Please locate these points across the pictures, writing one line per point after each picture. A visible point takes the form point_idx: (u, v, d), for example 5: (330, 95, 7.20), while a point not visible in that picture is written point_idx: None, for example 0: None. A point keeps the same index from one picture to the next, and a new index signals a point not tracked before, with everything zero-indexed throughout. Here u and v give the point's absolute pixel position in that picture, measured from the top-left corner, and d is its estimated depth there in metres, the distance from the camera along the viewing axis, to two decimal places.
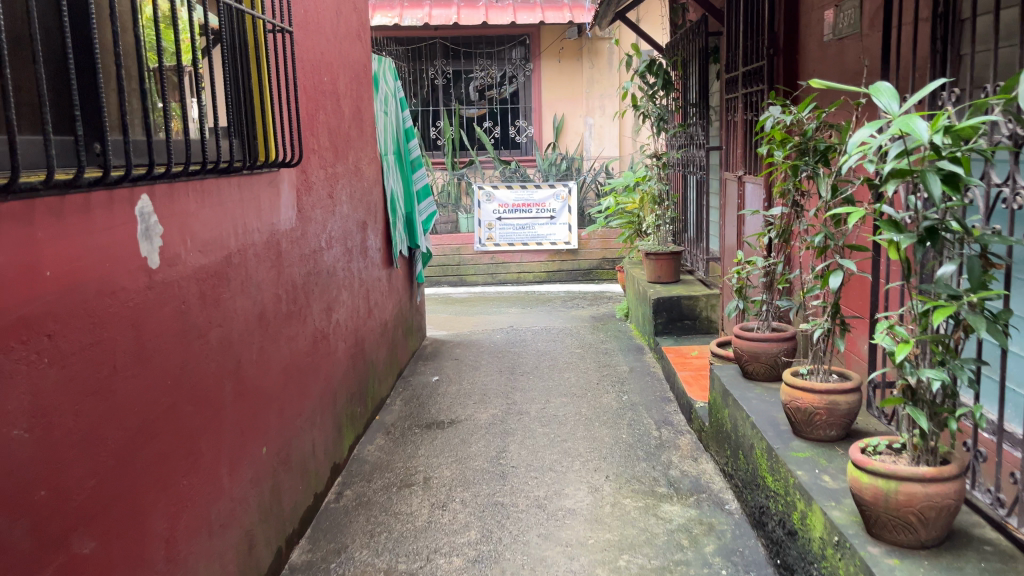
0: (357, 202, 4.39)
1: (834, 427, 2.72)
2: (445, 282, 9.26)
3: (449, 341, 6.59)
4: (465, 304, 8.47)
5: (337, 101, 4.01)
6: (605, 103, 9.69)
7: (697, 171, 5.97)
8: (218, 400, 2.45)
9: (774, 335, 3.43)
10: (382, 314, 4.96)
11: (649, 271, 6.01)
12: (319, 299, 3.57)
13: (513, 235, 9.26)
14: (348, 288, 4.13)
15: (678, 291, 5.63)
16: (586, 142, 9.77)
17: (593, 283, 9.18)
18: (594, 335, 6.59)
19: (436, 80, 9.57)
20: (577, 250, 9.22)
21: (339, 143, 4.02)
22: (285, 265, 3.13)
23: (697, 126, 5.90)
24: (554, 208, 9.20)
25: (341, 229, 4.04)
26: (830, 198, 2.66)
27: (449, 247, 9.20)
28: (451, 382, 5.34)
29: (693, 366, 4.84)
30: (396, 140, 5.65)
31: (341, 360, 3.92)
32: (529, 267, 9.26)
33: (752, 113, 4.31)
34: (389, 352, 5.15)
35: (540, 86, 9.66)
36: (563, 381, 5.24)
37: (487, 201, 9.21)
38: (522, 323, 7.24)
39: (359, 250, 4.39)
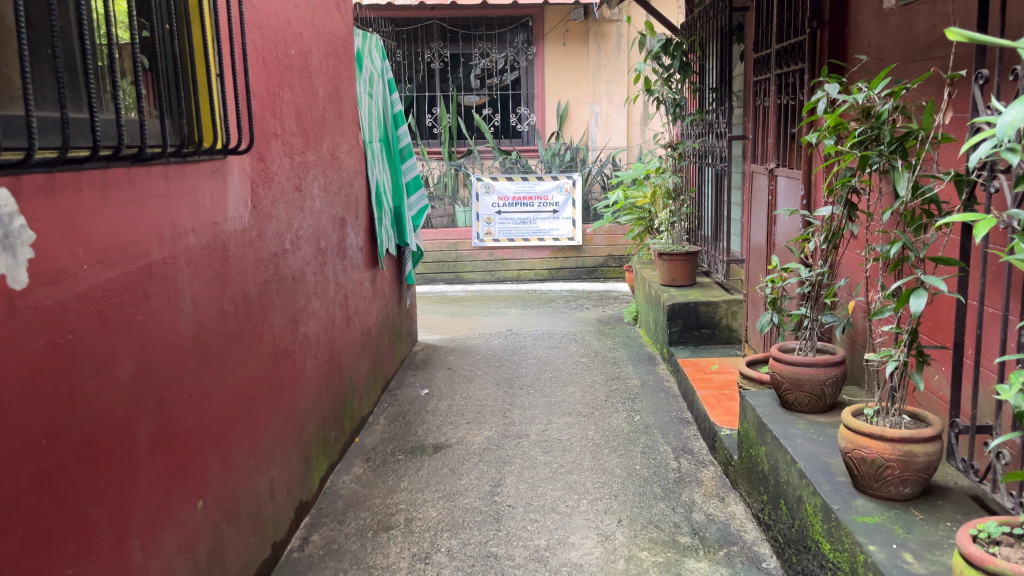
0: (334, 196, 3.85)
1: (909, 484, 2.18)
2: (441, 280, 8.72)
3: (441, 346, 6.05)
4: (461, 303, 7.93)
5: (309, 79, 3.47)
6: (612, 89, 9.12)
7: (715, 162, 5.41)
8: (129, 452, 1.91)
9: (821, 359, 2.88)
10: (365, 322, 4.42)
11: (662, 272, 5.47)
12: (280, 311, 3.04)
13: (513, 230, 8.71)
14: (320, 295, 3.59)
15: (695, 296, 5.08)
16: (591, 132, 9.19)
17: (598, 281, 8.63)
18: (600, 340, 6.05)
19: (433, 64, 9.00)
20: (581, 247, 8.67)
21: (311, 128, 3.48)
22: (233, 273, 2.59)
23: (716, 113, 5.33)
24: (558, 202, 8.65)
25: (313, 227, 3.50)
26: (910, 199, 2.10)
27: (445, 242, 8.67)
28: (441, 396, 4.80)
29: (714, 383, 4.28)
30: (383, 126, 5.10)
31: (309, 380, 3.38)
32: (530, 264, 8.72)
33: (789, 97, 3.75)
34: (373, 362, 4.61)
35: (543, 71, 9.05)
36: (568, 397, 4.69)
37: (486, 193, 8.65)
38: (523, 327, 6.70)
39: (335, 251, 3.85)
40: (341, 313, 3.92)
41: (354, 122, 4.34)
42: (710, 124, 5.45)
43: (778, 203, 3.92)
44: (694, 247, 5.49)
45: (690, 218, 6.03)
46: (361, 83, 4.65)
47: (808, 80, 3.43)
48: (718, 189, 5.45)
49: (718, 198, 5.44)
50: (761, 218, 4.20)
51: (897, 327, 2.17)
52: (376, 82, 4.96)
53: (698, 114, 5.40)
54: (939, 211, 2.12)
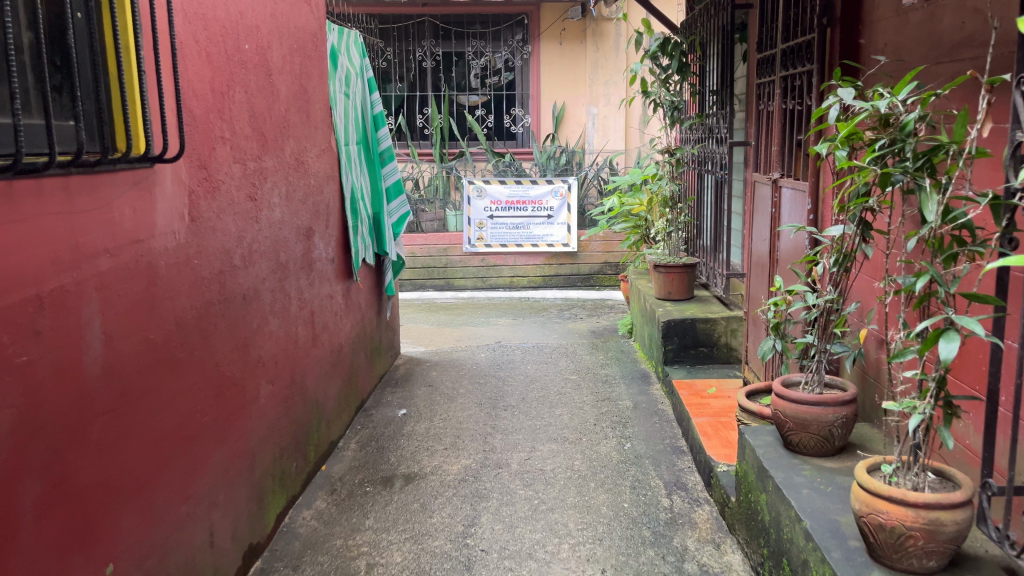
0: (298, 204, 3.54)
1: (934, 557, 1.86)
2: (430, 286, 8.41)
3: (425, 360, 5.75)
4: (450, 311, 7.63)
5: (268, 77, 3.17)
6: (610, 91, 8.73)
7: (714, 169, 5.09)
8: (8, 520, 1.60)
9: (831, 397, 2.57)
10: (335, 338, 4.11)
11: (658, 285, 5.15)
12: (226, 334, 2.73)
13: (506, 235, 8.40)
14: (279, 313, 3.28)
15: (692, 312, 4.77)
16: (588, 134, 8.84)
17: (594, 289, 8.32)
18: (592, 355, 5.73)
19: (424, 63, 8.67)
20: (576, 253, 8.37)
21: (270, 130, 3.17)
22: (163, 297, 2.28)
23: (717, 117, 5.02)
24: (552, 207, 8.33)
25: (271, 239, 3.20)
26: (938, 226, 1.78)
27: (435, 247, 8.36)
28: (419, 418, 4.48)
29: (711, 409, 3.96)
30: (361, 127, 4.78)
31: (265, 408, 3.07)
32: (523, 270, 8.41)
33: (795, 102, 3.44)
34: (346, 381, 4.30)
35: (539, 70, 8.75)
36: (554, 420, 4.37)
37: (478, 197, 8.34)
38: (512, 339, 6.39)
39: (299, 263, 3.54)
40: (305, 330, 3.61)
41: (326, 124, 4.03)
42: (710, 129, 5.14)
43: (783, 216, 3.60)
44: (692, 259, 5.18)
45: (688, 227, 5.71)
46: (336, 81, 4.34)
47: (818, 82, 3.11)
48: (718, 197, 5.15)
49: (718, 207, 5.12)
50: (764, 231, 3.88)
51: (922, 373, 1.85)
52: (353, 81, 4.64)
53: (696, 118, 5.09)
54: (974, 239, 1.81)
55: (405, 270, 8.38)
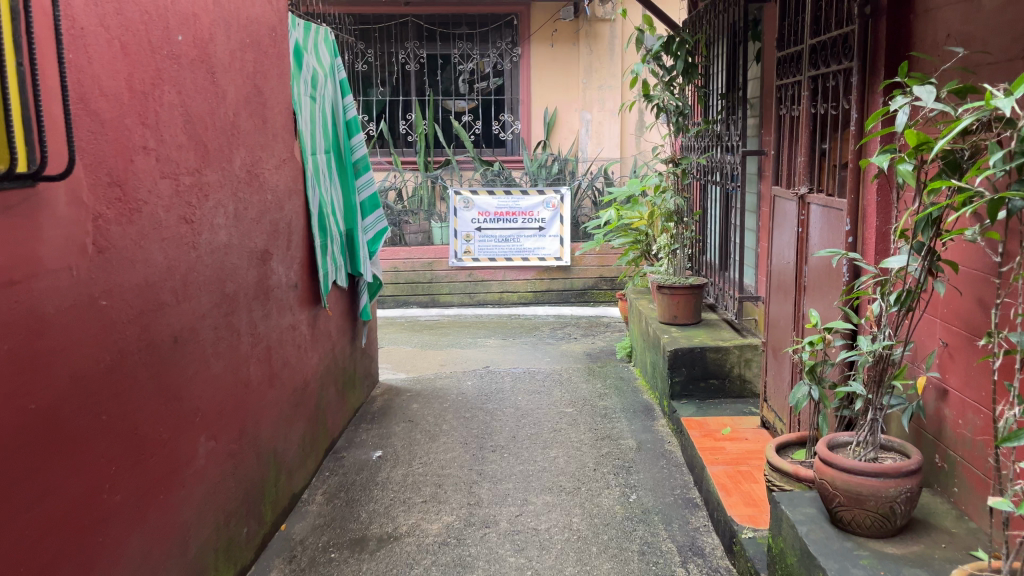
0: (252, 224, 3.05)
1: None
2: (414, 303, 7.92)
3: (406, 389, 5.25)
4: (436, 331, 7.14)
5: (211, 75, 2.68)
6: (604, 96, 8.31)
7: (723, 180, 4.61)
8: None
9: (892, 465, 2.08)
10: (299, 374, 3.62)
11: (661, 308, 4.68)
12: (149, 388, 2.23)
13: (494, 248, 7.91)
14: (225, 353, 2.79)
15: (700, 340, 4.30)
16: (581, 141, 8.36)
17: (588, 306, 7.86)
18: (589, 384, 5.25)
19: (408, 66, 8.18)
20: (569, 267, 7.90)
21: (213, 139, 2.69)
22: (46, 352, 1.77)
23: (726, 123, 4.55)
24: (544, 218, 7.86)
25: (215, 266, 2.71)
26: None
27: (420, 262, 7.86)
28: (396, 462, 3.98)
29: (727, 455, 3.48)
30: (332, 134, 4.31)
31: (205, 469, 2.57)
32: (513, 286, 7.94)
33: (827, 105, 2.98)
34: (313, 422, 3.80)
35: (529, 74, 8.27)
36: (549, 464, 3.88)
37: (465, 208, 7.85)
38: (501, 363, 5.90)
39: (252, 293, 3.05)
40: (259, 370, 3.12)
41: (288, 131, 3.54)
42: (717, 136, 4.66)
43: (811, 238, 3.13)
44: (699, 279, 4.71)
45: (693, 244, 5.25)
46: (301, 83, 3.86)
47: (858, 81, 2.64)
48: (728, 212, 4.67)
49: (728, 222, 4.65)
50: (788, 252, 3.41)
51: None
52: (321, 83, 4.17)
53: (703, 125, 4.62)
54: None
55: (387, 286, 7.88)
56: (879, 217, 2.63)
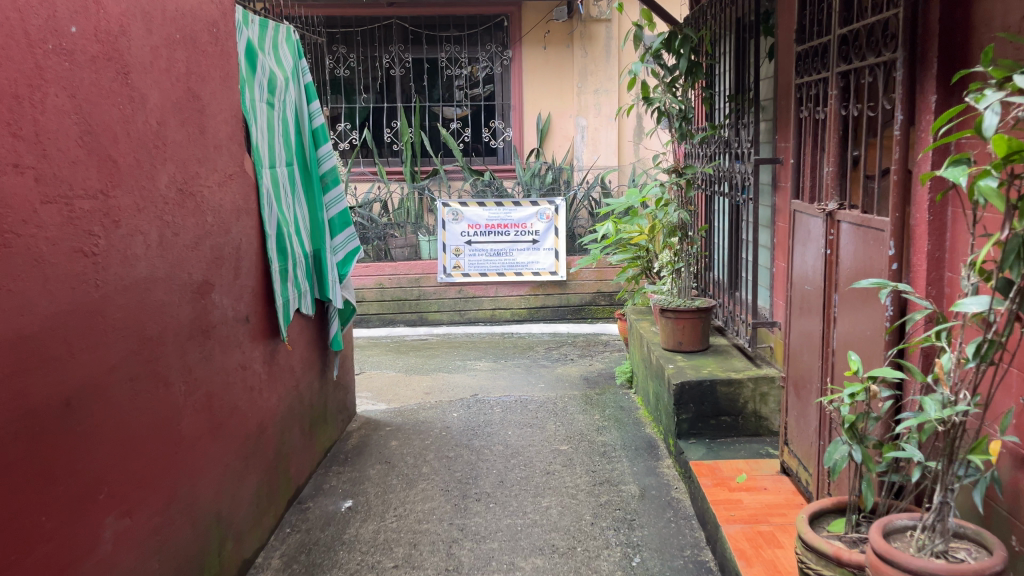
0: (186, 252, 2.60)
1: None
2: (401, 321, 7.47)
3: (386, 422, 4.79)
4: (423, 352, 6.68)
5: (124, 76, 2.22)
6: (600, 100, 7.83)
7: (731, 192, 4.15)
8: None
9: (970, 565, 1.61)
10: (252, 421, 3.16)
11: (666, 334, 4.22)
12: (21, 470, 1.77)
13: (486, 263, 7.44)
14: (146, 409, 2.33)
15: (709, 370, 3.83)
16: (576, 148, 7.89)
17: (586, 323, 7.41)
18: (587, 415, 4.79)
19: (392, 70, 7.72)
20: (565, 282, 7.45)
21: (127, 154, 2.23)
22: None
23: (735, 128, 4.09)
24: (537, 230, 7.40)
25: (132, 306, 2.25)
26: None
27: (406, 278, 7.41)
28: (367, 515, 3.51)
29: (745, 510, 3.01)
30: (296, 144, 3.87)
31: (112, 556, 2.11)
32: (506, 302, 7.48)
33: (861, 106, 2.54)
34: (271, 473, 3.34)
35: (521, 78, 7.82)
36: (540, 518, 3.40)
37: (454, 221, 7.40)
38: (492, 389, 5.44)
39: (186, 333, 2.59)
40: (197, 423, 2.65)
41: (236, 143, 3.09)
42: (725, 143, 4.20)
43: (841, 261, 2.68)
44: (707, 302, 4.25)
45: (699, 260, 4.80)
46: (254, 87, 3.40)
47: (905, 76, 2.22)
48: (738, 227, 4.21)
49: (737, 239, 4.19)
50: (813, 276, 2.95)
51: None
52: (281, 87, 3.71)
53: (709, 130, 4.16)
54: None
55: (372, 304, 7.42)
56: (932, 239, 2.18)
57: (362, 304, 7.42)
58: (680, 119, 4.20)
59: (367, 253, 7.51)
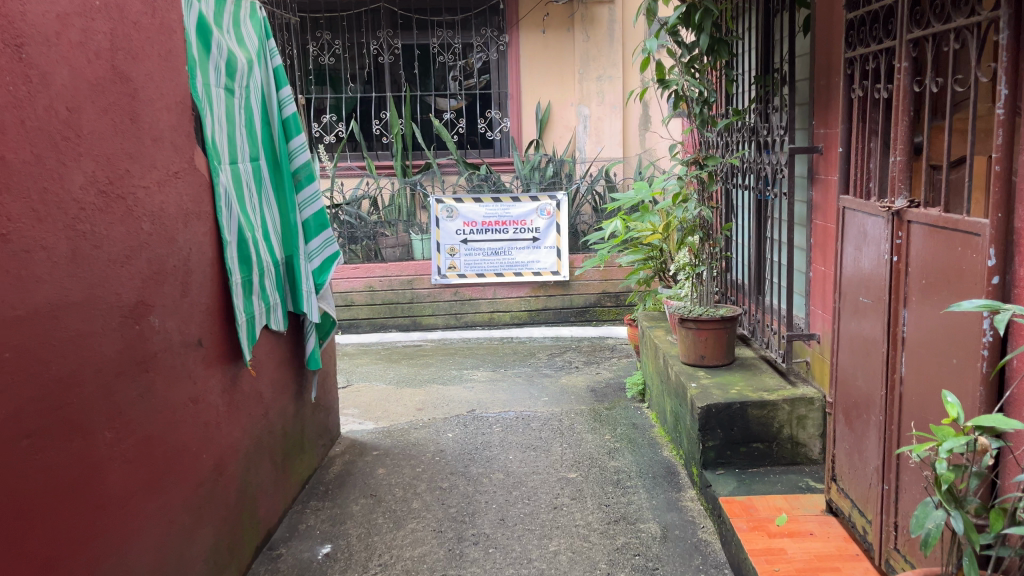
0: (111, 269, 2.12)
1: None
2: (394, 326, 7.00)
3: (374, 444, 4.33)
4: (416, 360, 6.22)
5: (15, 49, 1.75)
6: (604, 88, 7.33)
7: (759, 186, 3.67)
8: None
9: None
10: (208, 462, 2.68)
11: (685, 346, 3.75)
12: None
13: (482, 263, 6.95)
14: (53, 469, 1.86)
15: (738, 390, 3.35)
16: (578, 139, 7.40)
17: (590, 326, 6.95)
18: (596, 434, 4.32)
19: (380, 58, 7.22)
20: (568, 282, 6.99)
21: (20, 149, 1.75)
22: None
23: (763, 113, 3.60)
24: (538, 227, 6.91)
25: (30, 343, 1.78)
26: None
27: (398, 280, 6.94)
28: (348, 563, 3.04)
29: (790, 563, 2.54)
30: (262, 136, 3.38)
31: None
32: (505, 304, 7.01)
33: (941, 80, 2.05)
34: (234, 520, 2.86)
35: (518, 65, 7.33)
36: (547, 566, 2.93)
37: (449, 218, 6.90)
38: (490, 403, 4.97)
39: (113, 368, 2.12)
40: (129, 477, 2.18)
41: (183, 134, 2.60)
42: (751, 131, 3.72)
43: (912, 270, 2.20)
44: (732, 310, 3.77)
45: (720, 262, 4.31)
46: (208, 71, 2.92)
47: (1010, 39, 1.74)
48: (766, 226, 3.72)
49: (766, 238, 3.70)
50: (871, 287, 2.46)
51: None
52: (243, 71, 3.23)
53: (733, 117, 3.67)
54: None
55: (362, 308, 6.95)
56: None
57: (352, 308, 6.95)
58: (701, 104, 3.71)
59: (355, 253, 7.03)
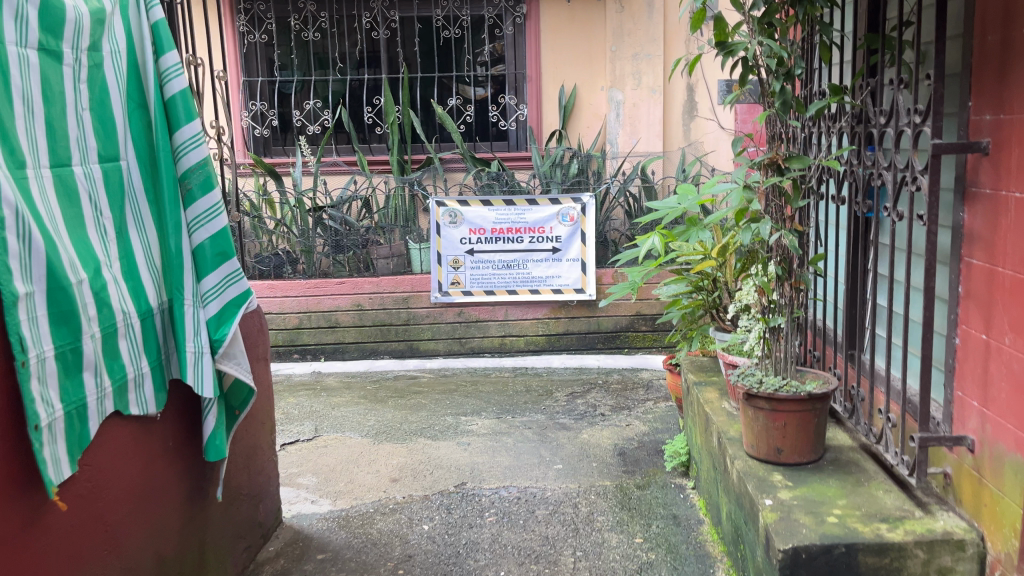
0: None
1: None
2: (387, 352, 5.90)
3: (322, 540, 3.23)
4: (406, 399, 5.11)
5: None
6: (640, 68, 6.10)
7: (867, 201, 2.45)
8: None
9: None
10: None
11: (753, 433, 2.57)
12: None
13: (491, 278, 5.81)
14: None
15: (838, 518, 2.16)
16: (609, 129, 6.18)
17: (620, 356, 5.78)
18: (623, 534, 3.16)
19: (374, 33, 6.08)
20: (595, 302, 5.82)
21: None
22: None
23: (875, 91, 2.38)
24: (559, 236, 5.75)
25: None
26: None
27: (391, 297, 5.84)
28: None
29: None
30: (122, 126, 2.28)
31: None
32: (519, 328, 5.87)
33: None
34: None
35: (538, 42, 6.17)
36: None
37: (452, 224, 5.77)
38: (485, 473, 3.84)
39: None
40: None
41: None
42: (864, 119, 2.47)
43: None
44: (824, 382, 2.57)
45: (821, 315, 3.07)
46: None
47: None
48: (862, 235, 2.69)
49: (846, 266, 2.71)
50: None
51: None
52: (81, 27, 2.11)
53: (832, 97, 2.42)
54: None
55: (349, 330, 5.87)
56: None
57: (337, 331, 5.87)
58: (782, 78, 2.46)
59: (342, 265, 5.92)
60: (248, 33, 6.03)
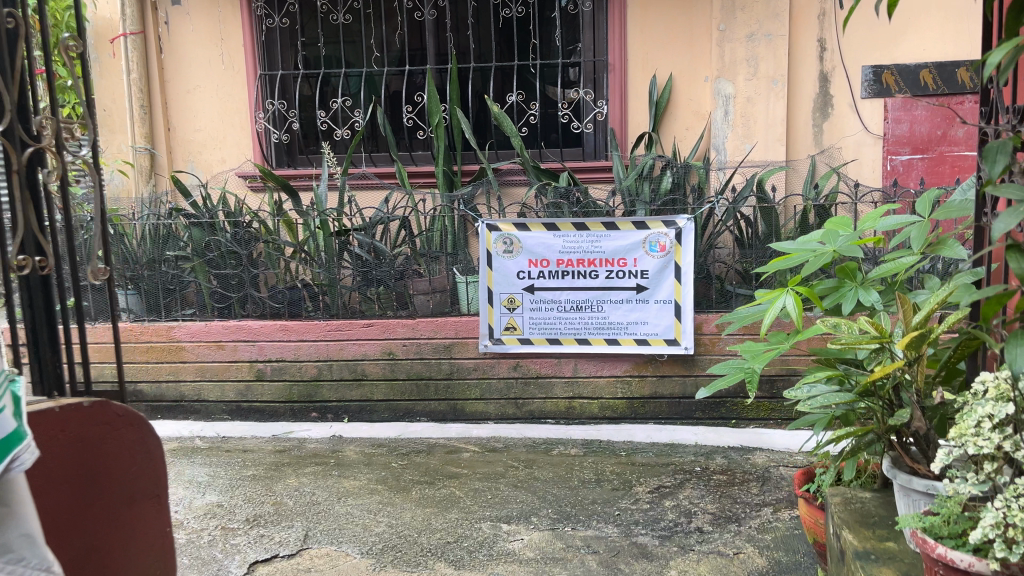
0: None
1: None
2: (425, 414, 4.71)
3: None
4: (437, 487, 3.88)
5: None
6: (757, 53, 4.66)
7: None
8: None
9: None
10: None
11: None
12: None
13: (556, 323, 4.51)
14: None
15: None
16: (715, 131, 4.78)
17: (726, 431, 4.39)
18: None
19: (418, 14, 4.98)
20: (693, 359, 4.44)
21: None
22: None
23: None
24: (645, 270, 4.39)
25: None
26: None
27: (430, 345, 4.62)
28: None
29: None
30: None
31: None
32: (592, 389, 4.56)
33: None
34: None
35: (624, 21, 4.85)
36: None
37: (508, 254, 4.51)
38: None
39: None
40: None
41: None
42: None
43: None
44: None
45: None
46: None
47: None
48: None
49: None
50: None
51: None
52: None
53: None
54: None
55: (379, 385, 4.70)
56: None
57: (363, 385, 4.71)
58: None
59: (373, 302, 4.72)
60: (267, 16, 5.00)
